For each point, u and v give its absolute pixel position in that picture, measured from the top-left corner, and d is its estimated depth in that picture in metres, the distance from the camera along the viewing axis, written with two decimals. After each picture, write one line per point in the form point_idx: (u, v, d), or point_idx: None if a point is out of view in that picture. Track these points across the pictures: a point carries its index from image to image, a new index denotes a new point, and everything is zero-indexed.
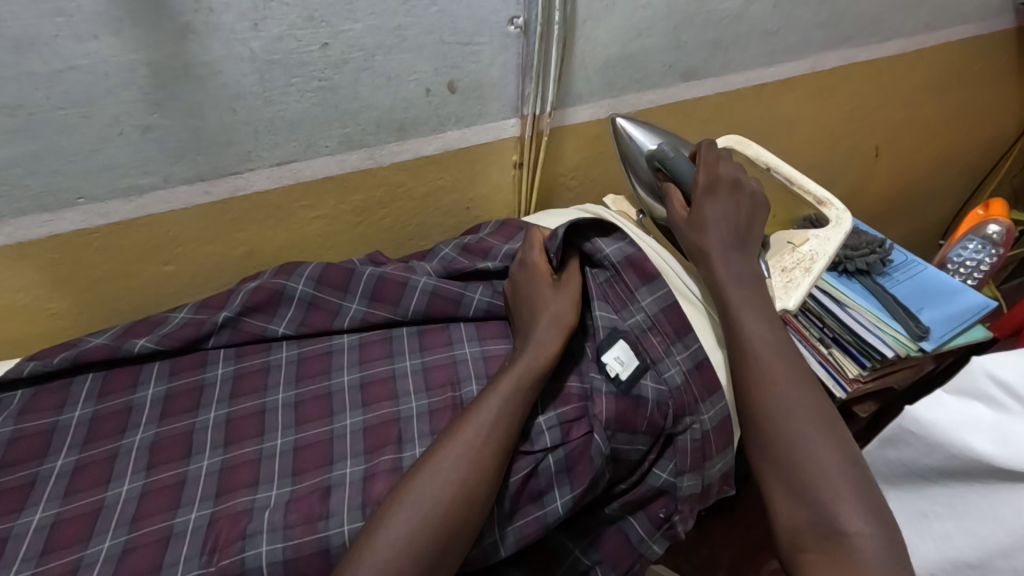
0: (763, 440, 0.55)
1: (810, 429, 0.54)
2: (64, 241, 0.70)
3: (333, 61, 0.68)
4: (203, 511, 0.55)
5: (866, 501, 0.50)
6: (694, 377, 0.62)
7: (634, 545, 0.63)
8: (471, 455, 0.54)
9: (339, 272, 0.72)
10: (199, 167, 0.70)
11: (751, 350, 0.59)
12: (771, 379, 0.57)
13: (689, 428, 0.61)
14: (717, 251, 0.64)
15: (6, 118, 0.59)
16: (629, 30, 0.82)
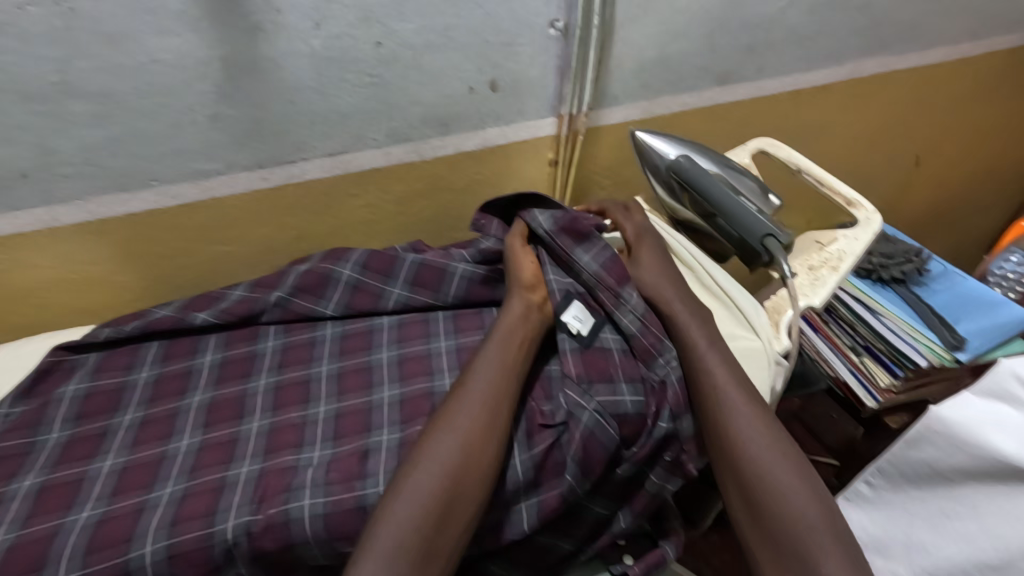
0: (745, 493, 0.58)
1: (786, 479, 0.57)
2: (137, 219, 0.77)
3: (385, 59, 0.73)
4: (253, 466, 0.60)
5: (845, 551, 0.54)
6: (649, 319, 0.68)
7: (648, 488, 0.64)
8: (479, 421, 0.58)
9: (383, 258, 0.76)
10: (259, 155, 0.76)
11: (709, 379, 0.63)
12: (744, 429, 0.60)
13: (669, 367, 0.66)
14: (667, 285, 0.71)
15: (97, 105, 0.66)
16: (665, 34, 0.85)
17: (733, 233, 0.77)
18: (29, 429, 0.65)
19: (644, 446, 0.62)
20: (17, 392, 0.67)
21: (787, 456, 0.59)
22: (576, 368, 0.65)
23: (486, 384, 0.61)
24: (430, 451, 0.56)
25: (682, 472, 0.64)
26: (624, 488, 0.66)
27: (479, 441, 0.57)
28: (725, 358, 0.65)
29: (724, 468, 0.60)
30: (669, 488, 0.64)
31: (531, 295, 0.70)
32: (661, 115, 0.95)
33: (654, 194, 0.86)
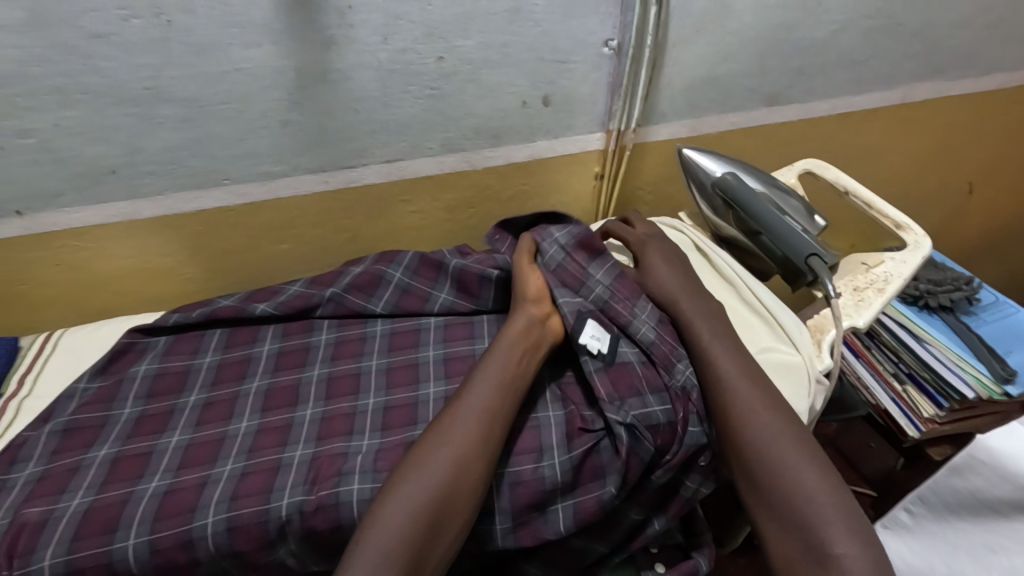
0: (751, 471, 0.58)
1: (788, 453, 0.57)
2: (207, 215, 0.82)
3: (445, 72, 0.78)
4: (306, 450, 0.64)
5: (850, 524, 0.53)
6: (663, 330, 0.70)
7: (684, 497, 0.65)
8: (474, 433, 0.59)
9: (429, 263, 0.80)
10: (323, 159, 0.81)
11: (714, 370, 0.64)
12: (747, 408, 0.61)
13: (689, 373, 0.66)
14: (680, 292, 0.73)
15: (182, 109, 0.71)
16: (716, 54, 0.87)
17: (777, 252, 0.78)
18: (104, 404, 0.70)
19: (676, 453, 0.62)
20: (95, 369, 0.73)
21: (791, 435, 0.59)
22: (604, 387, 0.66)
23: (485, 396, 0.62)
24: (424, 459, 0.57)
25: (714, 477, 0.65)
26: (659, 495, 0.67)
27: (475, 453, 0.58)
28: (733, 348, 0.66)
29: (730, 449, 0.61)
30: (703, 492, 0.65)
31: (536, 307, 0.72)
32: (707, 133, 0.97)
33: (700, 210, 0.87)
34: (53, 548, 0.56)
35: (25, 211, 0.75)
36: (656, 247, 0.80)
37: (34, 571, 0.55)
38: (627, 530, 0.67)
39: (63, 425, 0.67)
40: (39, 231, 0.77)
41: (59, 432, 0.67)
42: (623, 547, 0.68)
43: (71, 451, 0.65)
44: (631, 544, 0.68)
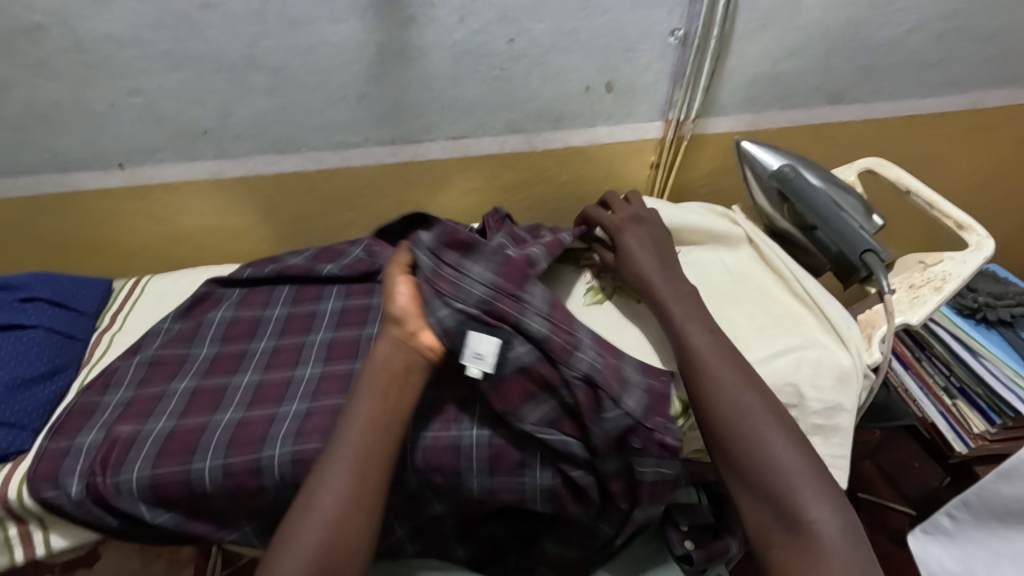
0: (723, 441, 0.58)
1: (762, 422, 0.58)
2: (283, 179, 0.88)
3: (515, 55, 0.81)
4: None
5: (825, 495, 0.54)
6: (554, 319, 0.65)
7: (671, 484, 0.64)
8: (346, 488, 0.55)
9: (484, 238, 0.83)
10: (393, 132, 0.86)
11: (687, 350, 0.65)
12: (720, 378, 0.61)
13: (587, 361, 0.62)
14: (657, 277, 0.73)
15: (271, 77, 0.77)
16: (782, 50, 0.88)
17: (831, 248, 0.79)
18: (183, 343, 0.76)
19: (598, 437, 0.61)
20: (178, 312, 0.80)
21: (763, 409, 0.59)
22: (499, 405, 0.62)
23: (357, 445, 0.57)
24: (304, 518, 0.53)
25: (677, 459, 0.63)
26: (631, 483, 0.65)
27: (359, 508, 0.54)
28: (703, 320, 0.67)
29: (701, 421, 0.61)
30: (666, 472, 0.62)
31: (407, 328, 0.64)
32: (767, 129, 0.97)
33: (755, 203, 0.89)
34: (139, 464, 0.62)
35: (127, 164, 0.82)
36: (634, 231, 0.79)
37: (123, 481, 0.61)
38: (613, 518, 0.68)
39: (149, 359, 0.74)
40: (136, 184, 0.84)
41: (146, 363, 0.73)
42: (621, 533, 0.69)
43: (155, 382, 0.71)
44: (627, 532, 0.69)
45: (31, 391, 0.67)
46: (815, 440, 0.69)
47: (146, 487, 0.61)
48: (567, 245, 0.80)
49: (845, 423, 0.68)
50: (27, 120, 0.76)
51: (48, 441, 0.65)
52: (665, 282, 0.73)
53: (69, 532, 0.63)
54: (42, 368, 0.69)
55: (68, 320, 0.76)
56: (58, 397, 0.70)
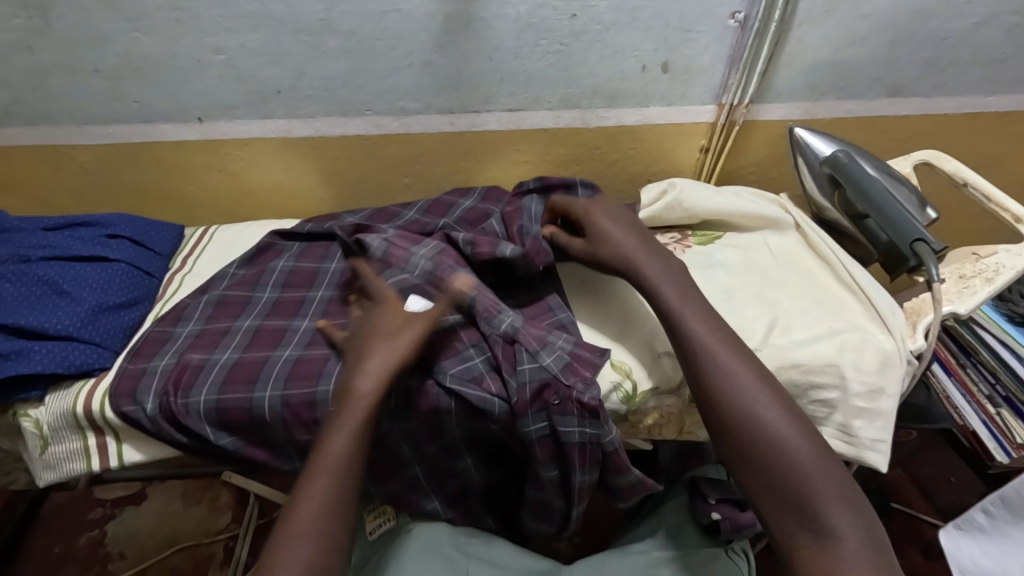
0: (744, 442, 0.59)
1: (783, 426, 0.59)
2: (346, 141, 0.92)
3: (576, 30, 0.83)
4: None
5: (847, 501, 0.55)
6: (484, 289, 0.72)
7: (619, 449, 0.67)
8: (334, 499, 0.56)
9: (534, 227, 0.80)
10: (453, 101, 0.89)
11: (690, 342, 0.64)
12: (736, 379, 0.61)
13: (505, 323, 0.69)
14: (639, 254, 0.72)
15: (344, 42, 0.81)
16: (843, 37, 0.88)
17: (882, 237, 0.79)
18: (248, 287, 0.81)
19: (516, 390, 0.65)
20: (243, 259, 0.85)
21: (779, 413, 0.60)
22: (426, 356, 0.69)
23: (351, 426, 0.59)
24: (301, 496, 0.56)
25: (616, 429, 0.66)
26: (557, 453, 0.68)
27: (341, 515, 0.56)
28: (706, 312, 0.67)
29: (715, 422, 0.61)
30: (590, 433, 0.65)
31: (398, 336, 0.65)
32: (821, 119, 0.97)
33: (805, 190, 0.90)
34: (208, 388, 0.67)
35: (205, 118, 0.88)
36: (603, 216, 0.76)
37: (193, 402, 0.66)
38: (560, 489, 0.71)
39: (216, 298, 0.79)
40: (211, 137, 0.90)
41: (214, 302, 0.79)
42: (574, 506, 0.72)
43: (221, 319, 0.77)
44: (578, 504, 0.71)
45: (114, 317, 0.73)
46: (858, 423, 0.69)
47: (213, 409, 0.66)
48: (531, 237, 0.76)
49: (888, 407, 0.69)
50: (120, 71, 0.82)
51: (127, 361, 0.70)
52: (657, 268, 0.70)
53: (141, 446, 0.69)
54: (123, 297, 0.75)
55: (146, 258, 0.82)
56: (136, 325, 0.76)
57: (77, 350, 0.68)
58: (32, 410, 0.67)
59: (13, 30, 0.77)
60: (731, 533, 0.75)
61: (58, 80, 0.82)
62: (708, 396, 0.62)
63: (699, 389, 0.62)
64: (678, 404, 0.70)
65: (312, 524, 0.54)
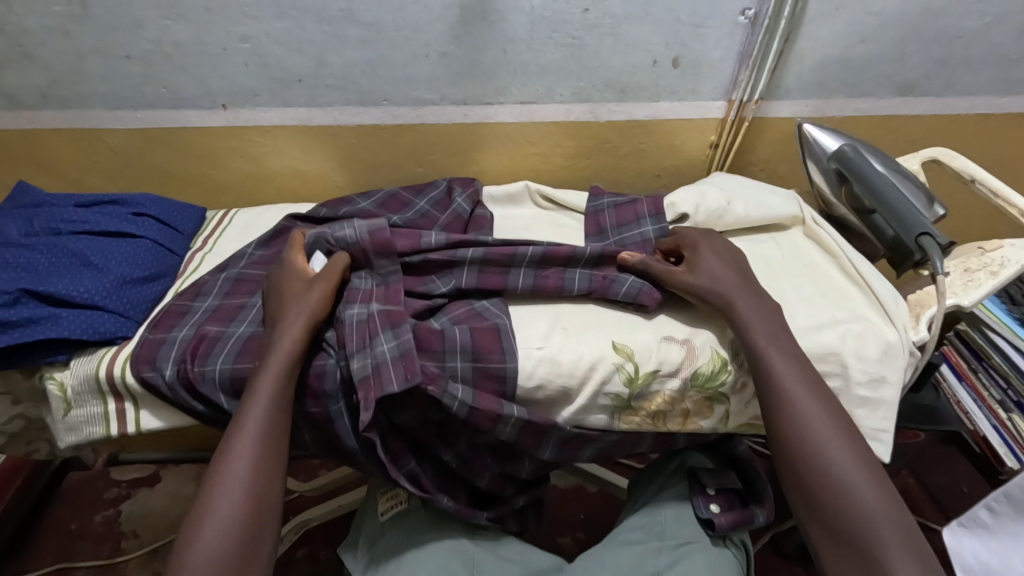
0: (812, 484, 0.59)
1: (850, 470, 0.58)
2: (363, 130, 0.95)
3: (588, 24, 0.85)
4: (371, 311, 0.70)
5: (911, 549, 0.55)
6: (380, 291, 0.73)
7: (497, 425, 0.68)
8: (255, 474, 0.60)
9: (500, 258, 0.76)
10: (468, 92, 0.92)
11: (769, 373, 0.64)
12: (805, 417, 0.61)
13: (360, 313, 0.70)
14: (731, 286, 0.70)
15: (364, 32, 0.85)
16: (852, 35, 0.89)
17: (888, 231, 0.79)
18: (266, 266, 0.84)
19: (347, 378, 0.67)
20: (261, 239, 0.87)
21: (855, 456, 0.59)
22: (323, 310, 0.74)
23: (279, 372, 0.63)
24: (235, 446, 0.61)
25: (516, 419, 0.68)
26: (445, 430, 0.72)
27: (267, 488, 0.60)
28: (795, 354, 0.65)
29: (784, 460, 0.61)
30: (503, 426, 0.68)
31: (321, 294, 0.70)
32: (831, 117, 0.98)
33: (814, 187, 0.91)
34: (223, 358, 0.69)
35: (229, 105, 0.91)
36: (710, 244, 0.77)
37: (208, 370, 0.68)
38: (458, 467, 0.75)
39: (235, 275, 0.82)
40: (235, 124, 0.93)
41: (233, 279, 0.81)
42: (484, 478, 0.77)
43: (239, 295, 0.79)
44: (483, 472, 0.76)
45: (138, 289, 0.77)
46: (860, 412, 0.70)
47: (227, 378, 0.68)
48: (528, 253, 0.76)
49: (890, 397, 0.69)
50: (152, 57, 0.86)
51: (149, 332, 0.73)
52: (746, 294, 0.70)
53: (158, 412, 0.72)
54: (147, 271, 0.79)
55: (169, 236, 0.86)
56: (158, 298, 0.79)
57: (101, 318, 0.71)
58: (57, 373, 0.70)
59: (54, 15, 0.81)
60: (728, 528, 0.75)
61: (93, 64, 0.86)
62: (782, 435, 0.62)
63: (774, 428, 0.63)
64: (677, 390, 0.70)
65: (250, 471, 0.60)
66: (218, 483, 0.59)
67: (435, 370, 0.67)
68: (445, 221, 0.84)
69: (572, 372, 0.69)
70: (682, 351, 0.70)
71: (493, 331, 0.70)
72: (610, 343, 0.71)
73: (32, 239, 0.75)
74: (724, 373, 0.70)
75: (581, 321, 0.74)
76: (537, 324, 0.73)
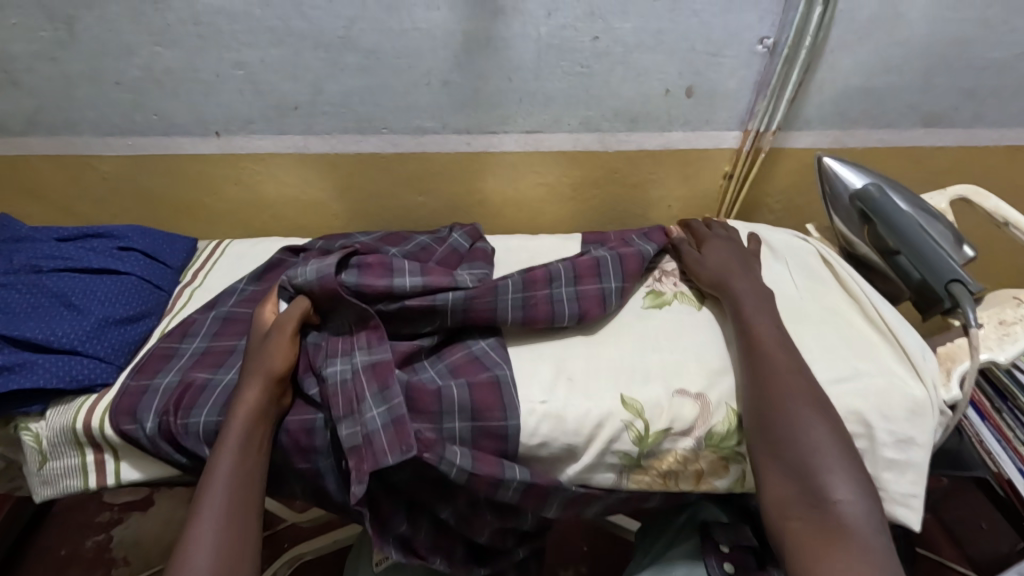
0: (771, 418, 0.60)
1: (809, 407, 0.60)
2: (362, 159, 0.91)
3: (598, 52, 0.81)
4: (355, 365, 0.66)
5: (854, 480, 0.55)
6: (359, 334, 0.70)
7: (495, 488, 0.63)
8: (225, 539, 0.55)
9: (484, 307, 0.71)
10: (471, 121, 0.88)
11: (752, 334, 0.67)
12: (775, 360, 0.64)
13: (342, 370, 0.66)
14: (731, 273, 0.76)
15: (362, 59, 0.81)
16: (876, 65, 0.84)
17: (913, 274, 0.75)
18: (256, 304, 0.80)
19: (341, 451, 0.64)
20: (253, 274, 0.83)
21: (816, 400, 0.61)
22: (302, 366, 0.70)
23: (240, 436, 0.60)
24: (201, 512, 0.56)
25: (515, 481, 0.63)
26: (439, 488, 0.68)
27: (242, 550, 0.55)
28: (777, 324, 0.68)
29: (749, 399, 0.63)
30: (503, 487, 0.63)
31: (282, 353, 0.67)
32: (852, 148, 0.93)
33: (834, 224, 0.86)
34: (208, 410, 0.65)
35: (223, 133, 0.88)
36: (719, 242, 0.82)
37: (192, 423, 0.64)
38: (456, 524, 0.71)
39: (225, 314, 0.78)
40: (229, 151, 0.90)
41: (222, 318, 0.77)
42: (482, 534, 0.72)
43: (228, 336, 0.75)
44: (482, 529, 0.72)
45: (121, 330, 0.73)
46: (886, 476, 0.65)
47: (212, 431, 0.64)
48: (508, 291, 0.72)
49: (920, 460, 0.64)
50: (142, 83, 0.82)
51: (131, 379, 0.69)
52: (748, 281, 0.74)
53: (138, 464, 0.67)
54: (131, 310, 0.75)
55: (157, 271, 0.82)
56: (143, 339, 0.75)
57: (80, 364, 0.67)
58: (33, 424, 0.66)
59: (40, 41, 0.78)
60: None
61: (81, 90, 0.82)
62: (754, 377, 0.64)
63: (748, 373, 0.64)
64: (690, 449, 0.65)
65: (218, 536, 0.55)
66: (184, 555, 0.54)
67: (432, 436, 0.63)
68: (437, 258, 0.80)
69: (578, 429, 0.65)
70: (695, 406, 0.66)
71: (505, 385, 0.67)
72: (619, 397, 0.67)
73: (11, 278, 0.72)
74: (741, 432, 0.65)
75: (589, 371, 0.70)
76: (542, 373, 0.69)
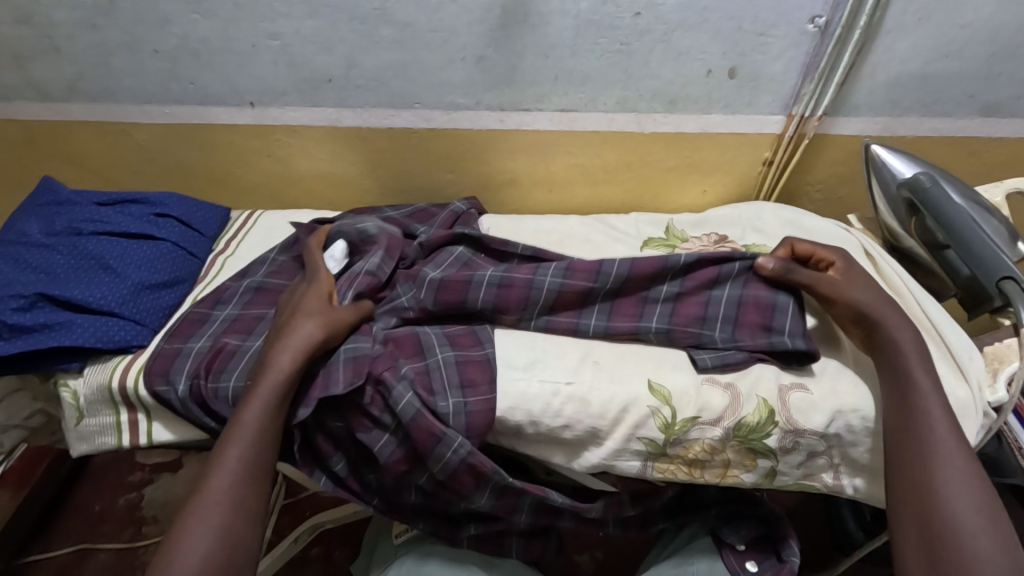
0: (932, 542, 0.51)
1: (979, 540, 0.50)
2: (394, 134, 0.91)
3: (639, 29, 0.79)
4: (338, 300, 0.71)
5: None
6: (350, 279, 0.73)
7: (433, 450, 0.61)
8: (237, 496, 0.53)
9: (456, 284, 0.70)
10: (504, 98, 0.86)
11: (925, 421, 0.56)
12: (947, 469, 0.53)
13: None
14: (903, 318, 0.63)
15: (398, 32, 0.80)
16: (934, 48, 0.80)
17: (963, 269, 0.71)
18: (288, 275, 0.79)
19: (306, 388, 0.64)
20: (283, 245, 0.83)
21: (991, 533, 0.50)
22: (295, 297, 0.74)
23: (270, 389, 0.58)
24: (220, 460, 0.55)
25: (445, 438, 0.60)
26: (366, 453, 0.66)
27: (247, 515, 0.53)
28: (948, 407, 0.57)
29: (906, 508, 0.54)
30: (436, 450, 0.61)
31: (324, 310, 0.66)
32: (903, 137, 0.89)
33: (879, 215, 0.82)
34: (237, 374, 0.64)
35: (257, 104, 0.88)
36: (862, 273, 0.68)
37: (221, 387, 0.63)
38: (382, 490, 0.69)
39: (256, 283, 0.77)
40: (262, 123, 0.90)
41: (254, 287, 0.77)
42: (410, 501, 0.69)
43: (259, 305, 0.74)
44: (410, 501, 0.69)
45: (154, 296, 0.74)
46: None
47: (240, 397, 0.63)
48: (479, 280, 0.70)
49: None
50: (178, 52, 0.83)
51: (165, 342, 0.70)
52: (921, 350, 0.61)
53: (170, 425, 0.69)
54: (165, 276, 0.76)
55: (191, 239, 0.84)
56: (176, 305, 0.77)
57: (117, 326, 0.69)
58: (71, 380, 0.68)
59: (82, 7, 0.78)
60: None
61: (121, 59, 0.83)
62: (915, 481, 0.54)
63: (907, 471, 0.55)
64: (717, 439, 0.64)
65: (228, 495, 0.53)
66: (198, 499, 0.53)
67: (388, 367, 0.63)
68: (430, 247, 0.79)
69: (603, 413, 0.64)
70: (725, 395, 0.64)
71: (480, 361, 0.66)
72: (646, 383, 0.66)
73: (53, 239, 0.74)
74: (771, 425, 0.63)
75: (619, 356, 0.69)
76: (569, 352, 0.69)
